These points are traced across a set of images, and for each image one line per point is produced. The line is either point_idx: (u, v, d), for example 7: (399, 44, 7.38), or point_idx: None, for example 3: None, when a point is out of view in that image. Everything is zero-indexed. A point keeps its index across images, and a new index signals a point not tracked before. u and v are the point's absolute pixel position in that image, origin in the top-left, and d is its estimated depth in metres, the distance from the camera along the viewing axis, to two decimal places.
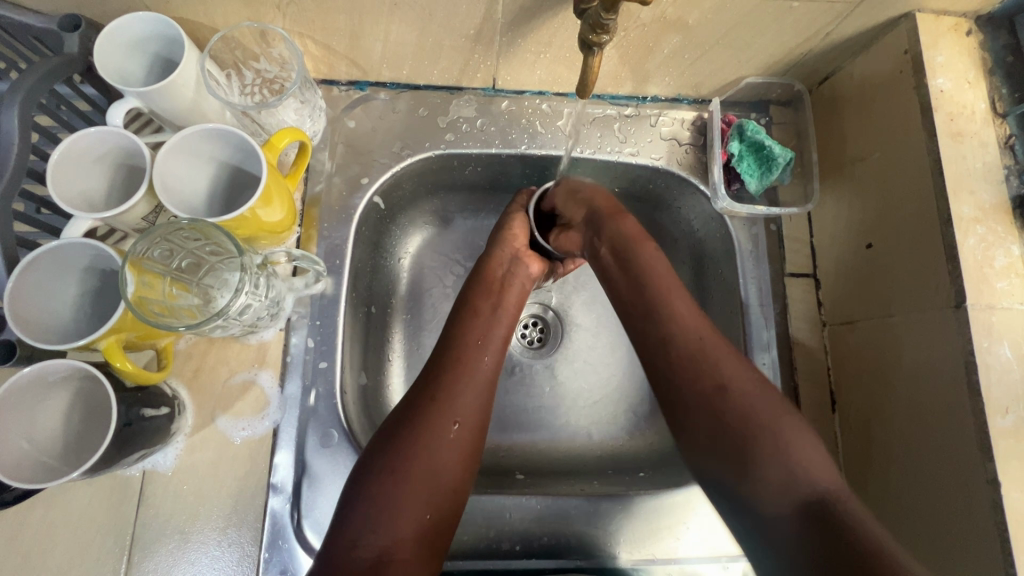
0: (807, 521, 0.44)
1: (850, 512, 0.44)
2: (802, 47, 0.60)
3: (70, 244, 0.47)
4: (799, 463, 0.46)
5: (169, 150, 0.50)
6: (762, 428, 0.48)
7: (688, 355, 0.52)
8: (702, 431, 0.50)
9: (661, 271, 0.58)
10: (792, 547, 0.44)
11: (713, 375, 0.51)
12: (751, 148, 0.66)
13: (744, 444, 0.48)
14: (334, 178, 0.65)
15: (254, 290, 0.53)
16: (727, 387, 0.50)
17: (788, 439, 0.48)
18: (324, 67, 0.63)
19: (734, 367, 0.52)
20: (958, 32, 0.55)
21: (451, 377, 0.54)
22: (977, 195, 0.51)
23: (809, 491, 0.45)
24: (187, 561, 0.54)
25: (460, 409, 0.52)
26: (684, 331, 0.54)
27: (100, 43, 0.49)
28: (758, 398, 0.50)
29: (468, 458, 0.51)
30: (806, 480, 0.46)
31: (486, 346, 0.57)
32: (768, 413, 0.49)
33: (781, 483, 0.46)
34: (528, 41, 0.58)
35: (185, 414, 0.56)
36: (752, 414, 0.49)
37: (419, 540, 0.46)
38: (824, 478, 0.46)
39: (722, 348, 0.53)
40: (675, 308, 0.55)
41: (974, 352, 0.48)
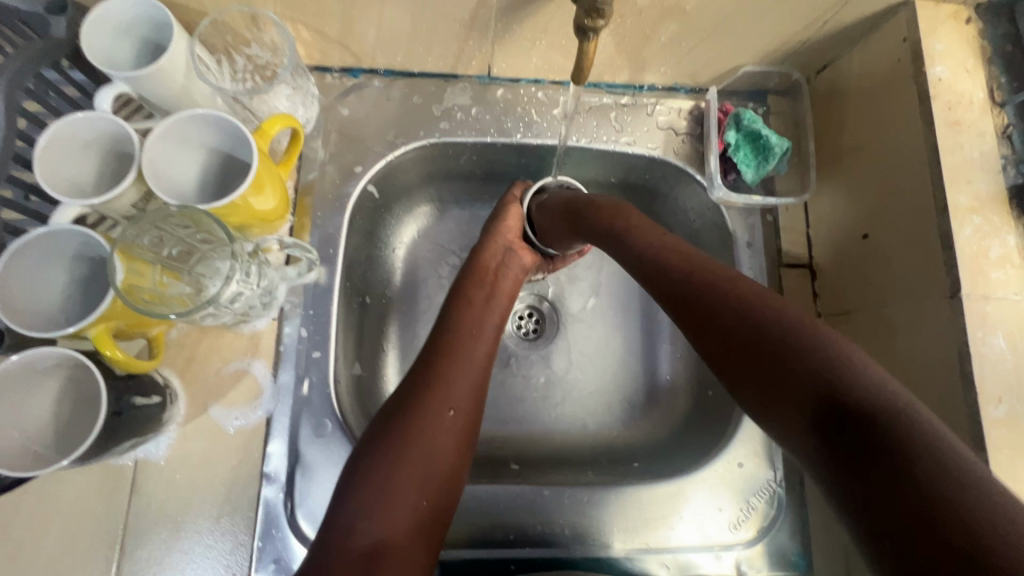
0: (833, 426, 0.36)
1: (902, 405, 0.34)
2: (800, 35, 0.59)
3: (58, 231, 0.46)
4: (830, 357, 0.38)
5: (158, 138, 0.49)
6: (772, 337, 0.42)
7: (689, 279, 0.48)
8: (722, 361, 0.45)
9: (644, 230, 0.55)
10: (825, 456, 0.36)
11: (717, 289, 0.46)
12: (747, 137, 0.66)
13: (762, 356, 0.41)
14: (327, 166, 0.65)
15: (245, 278, 0.52)
16: (732, 295, 0.45)
17: (804, 340, 0.40)
18: (316, 53, 0.62)
19: (736, 279, 0.47)
20: (958, 20, 0.54)
21: (446, 365, 0.54)
22: (974, 185, 0.51)
23: (833, 384, 0.37)
24: (180, 550, 0.54)
25: (455, 396, 0.52)
26: (679, 261, 0.50)
27: (87, 27, 0.49)
28: (766, 304, 0.44)
29: (464, 444, 0.51)
30: (836, 376, 0.37)
31: (480, 335, 0.57)
32: (781, 318, 0.42)
33: (798, 385, 0.39)
34: (524, 27, 0.57)
35: (178, 403, 0.56)
36: (765, 322, 0.42)
37: (417, 528, 0.46)
38: (854, 372, 0.37)
39: (717, 267, 0.48)
40: (672, 245, 0.52)
41: (967, 342, 0.48)
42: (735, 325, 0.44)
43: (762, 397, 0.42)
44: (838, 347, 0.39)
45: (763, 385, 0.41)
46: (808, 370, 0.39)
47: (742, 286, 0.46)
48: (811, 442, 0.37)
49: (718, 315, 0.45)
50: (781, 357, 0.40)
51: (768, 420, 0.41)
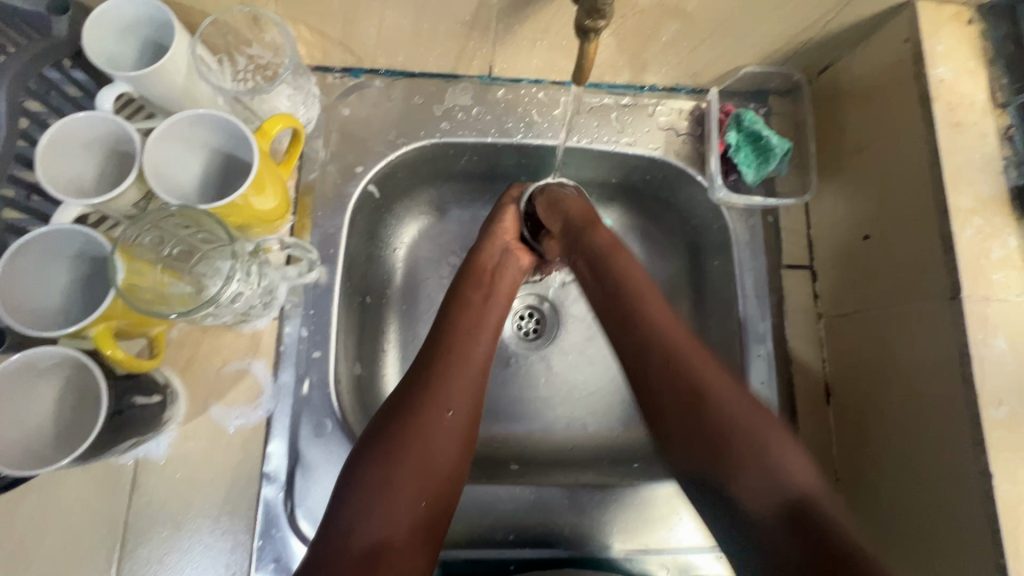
0: (787, 525, 0.44)
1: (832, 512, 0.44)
2: (801, 35, 0.59)
3: (60, 230, 0.46)
4: (780, 467, 0.46)
5: (158, 138, 0.49)
6: (737, 435, 0.47)
7: (667, 356, 0.52)
8: (680, 433, 0.49)
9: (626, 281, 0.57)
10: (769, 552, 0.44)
11: (688, 364, 0.51)
12: (748, 138, 0.65)
13: (723, 444, 0.48)
14: (328, 166, 0.65)
15: (246, 278, 0.52)
16: (701, 373, 0.50)
17: (770, 443, 0.47)
18: (318, 53, 0.62)
19: (706, 362, 0.51)
20: (960, 21, 0.54)
21: (444, 365, 0.54)
22: (975, 186, 0.51)
23: (789, 493, 0.45)
24: (181, 549, 0.54)
25: (453, 398, 0.52)
26: (653, 333, 0.53)
27: (89, 27, 0.49)
28: (731, 394, 0.49)
29: (464, 445, 0.51)
30: (786, 482, 0.45)
31: (478, 335, 0.57)
32: (749, 419, 0.48)
33: (761, 488, 0.45)
34: (525, 27, 0.57)
35: (178, 403, 0.56)
36: (732, 419, 0.48)
37: (416, 530, 0.46)
38: (800, 477, 0.45)
39: (689, 342, 0.52)
40: (653, 313, 0.55)
41: (968, 343, 0.47)
42: (705, 411, 0.49)
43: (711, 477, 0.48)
44: (785, 454, 0.47)
45: (726, 467, 0.47)
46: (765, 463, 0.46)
47: (709, 368, 0.50)
48: (760, 523, 0.45)
49: (690, 398, 0.49)
50: (745, 455, 0.47)
51: (713, 489, 0.48)
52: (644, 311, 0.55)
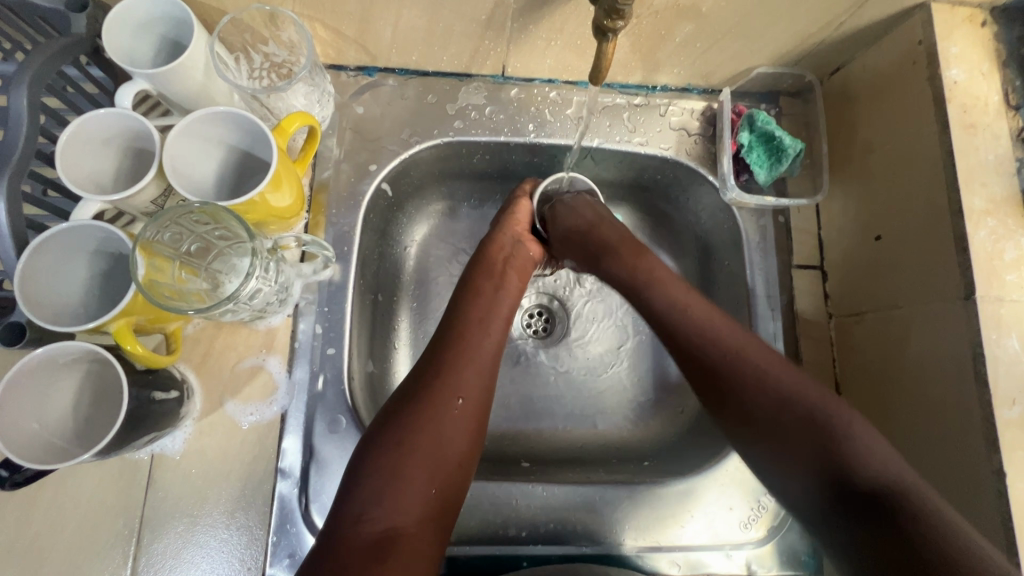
0: (868, 516, 0.43)
1: (920, 497, 0.42)
2: (815, 37, 0.60)
3: (78, 226, 0.47)
4: (858, 453, 0.45)
5: (178, 134, 0.50)
6: (809, 429, 0.47)
7: (724, 356, 0.52)
8: (744, 425, 0.50)
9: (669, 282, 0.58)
10: (854, 547, 0.43)
11: (739, 353, 0.51)
12: (760, 138, 0.66)
13: (795, 440, 0.47)
14: (341, 164, 0.65)
15: (264, 274, 0.53)
16: (772, 397, 0.49)
17: (847, 431, 0.46)
18: (332, 52, 0.63)
19: (765, 357, 0.51)
20: (973, 23, 0.54)
21: (455, 354, 0.54)
22: (989, 187, 0.51)
23: (875, 483, 0.44)
24: (196, 543, 0.54)
25: (464, 385, 0.52)
26: (713, 340, 0.53)
27: (110, 23, 0.49)
28: (799, 396, 0.48)
29: (474, 435, 0.51)
30: (868, 473, 0.44)
31: (488, 324, 0.58)
32: (817, 414, 0.47)
33: (829, 471, 0.46)
34: (540, 27, 0.57)
35: (194, 399, 0.56)
36: (799, 413, 0.48)
37: (426, 514, 0.46)
38: (881, 469, 0.44)
39: (743, 337, 0.52)
40: (697, 308, 0.55)
41: (981, 343, 0.48)
42: (770, 411, 0.49)
43: (791, 464, 0.47)
44: (865, 442, 0.46)
45: (795, 450, 0.47)
46: (841, 455, 0.45)
47: (776, 373, 0.50)
48: (841, 508, 0.45)
49: (753, 392, 0.50)
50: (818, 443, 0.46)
51: (774, 472, 0.49)
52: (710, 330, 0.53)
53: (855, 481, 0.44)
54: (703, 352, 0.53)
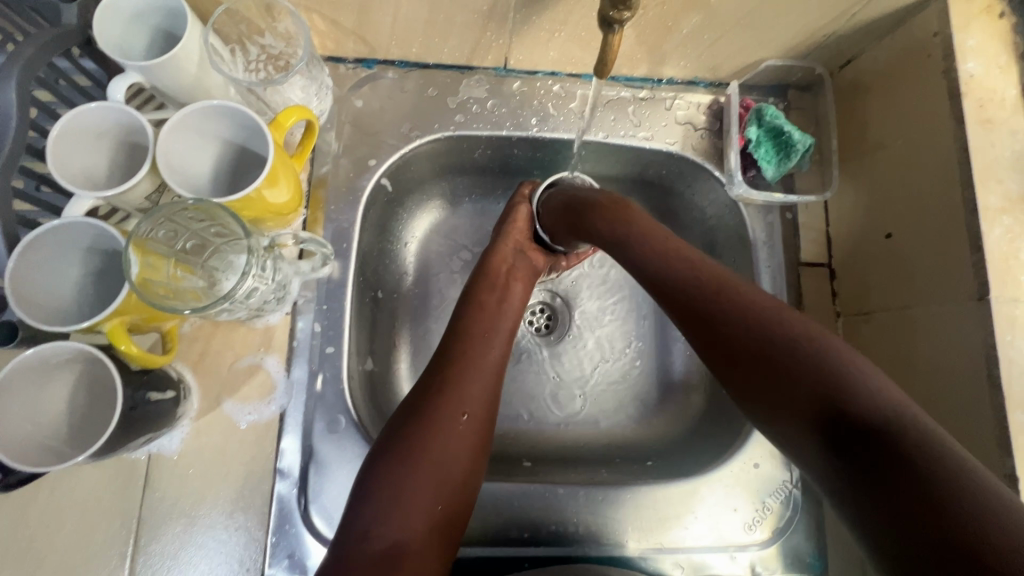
0: (858, 442, 0.37)
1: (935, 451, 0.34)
2: (826, 28, 0.58)
3: (70, 223, 0.45)
4: (841, 372, 0.40)
5: (172, 128, 0.48)
6: (792, 354, 0.42)
7: (700, 288, 0.49)
8: (734, 366, 0.45)
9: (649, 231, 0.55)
10: (842, 481, 0.37)
11: (715, 290, 0.48)
12: (769, 133, 0.64)
13: (774, 369, 0.42)
14: (340, 159, 0.64)
15: (260, 273, 0.51)
16: (750, 328, 0.45)
17: (831, 359, 0.41)
18: (330, 43, 0.61)
19: (758, 296, 0.47)
20: (990, 15, 0.52)
21: (459, 368, 0.53)
22: (1005, 184, 0.49)
23: (871, 415, 0.37)
24: (194, 544, 0.54)
25: (468, 401, 0.51)
26: (706, 278, 0.49)
27: (101, 13, 0.47)
28: (784, 327, 0.44)
29: (478, 449, 0.50)
30: (851, 395, 0.38)
31: (492, 339, 0.57)
32: (797, 335, 0.43)
33: (818, 404, 0.39)
34: (543, 18, 0.56)
35: (191, 398, 0.56)
36: (777, 342, 0.43)
37: (431, 531, 0.45)
38: (877, 403, 0.37)
39: (728, 279, 0.49)
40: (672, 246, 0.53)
41: (995, 345, 0.47)
42: (746, 342, 0.45)
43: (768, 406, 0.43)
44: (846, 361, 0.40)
45: (780, 399, 0.42)
46: (830, 384, 0.39)
47: (756, 303, 0.46)
48: (828, 438, 0.38)
49: (730, 321, 0.46)
50: (795, 373, 0.41)
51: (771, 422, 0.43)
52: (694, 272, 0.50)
53: (841, 410, 0.38)
54: (688, 290, 0.49)
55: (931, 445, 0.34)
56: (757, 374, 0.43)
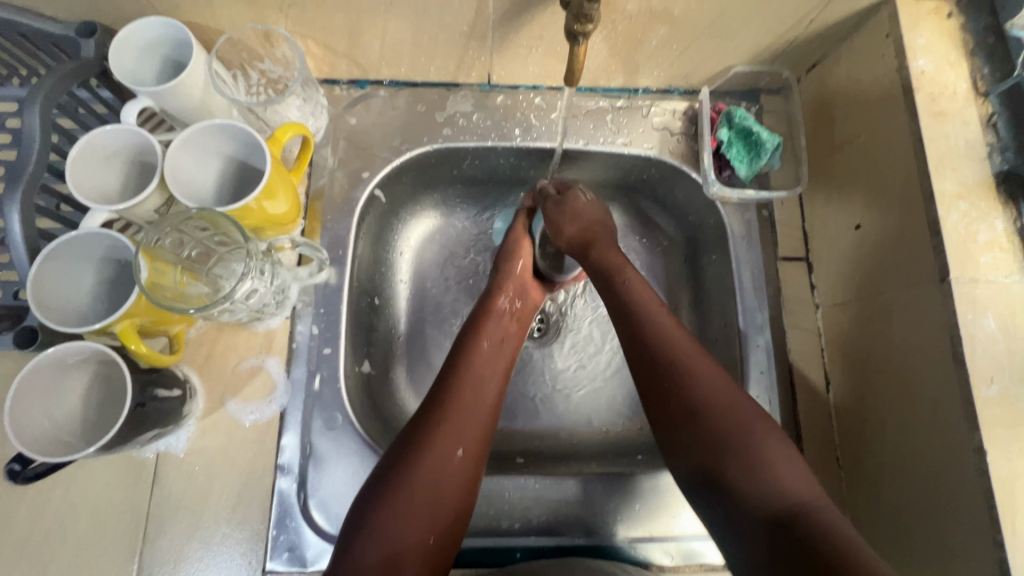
0: (774, 531, 0.44)
1: (821, 524, 0.43)
2: (787, 34, 0.62)
3: (85, 234, 0.49)
4: (769, 474, 0.47)
5: (179, 146, 0.53)
6: (731, 440, 0.49)
7: (642, 350, 0.56)
8: (673, 430, 0.52)
9: (637, 287, 0.60)
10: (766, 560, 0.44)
11: (664, 343, 0.56)
12: (739, 134, 0.67)
13: (714, 442, 0.50)
14: (336, 172, 0.68)
15: (259, 276, 0.55)
16: (699, 395, 0.52)
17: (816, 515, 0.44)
18: (325, 66, 0.66)
19: (788, 464, 0.48)
20: (939, 15, 0.56)
21: (456, 403, 0.55)
22: (959, 172, 0.52)
23: (778, 506, 0.45)
24: (199, 538, 0.56)
25: (465, 436, 0.53)
26: (654, 337, 0.56)
27: (115, 46, 0.52)
28: (735, 414, 0.50)
29: (472, 482, 0.52)
30: (777, 493, 0.46)
31: (492, 374, 0.59)
32: (728, 411, 0.51)
33: (752, 497, 0.47)
34: (519, 35, 0.60)
35: (197, 399, 0.59)
36: (703, 400, 0.52)
37: (423, 561, 0.48)
38: (790, 491, 0.46)
39: (682, 340, 0.56)
40: (644, 307, 0.59)
41: (958, 323, 0.48)
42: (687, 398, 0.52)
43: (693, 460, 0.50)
44: (779, 464, 0.48)
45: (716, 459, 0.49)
46: (744, 459, 0.48)
47: (705, 380, 0.53)
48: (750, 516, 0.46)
49: (680, 389, 0.53)
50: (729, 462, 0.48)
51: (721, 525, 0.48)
52: (734, 422, 0.50)
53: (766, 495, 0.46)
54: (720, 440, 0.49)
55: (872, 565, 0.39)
56: (697, 444, 0.50)
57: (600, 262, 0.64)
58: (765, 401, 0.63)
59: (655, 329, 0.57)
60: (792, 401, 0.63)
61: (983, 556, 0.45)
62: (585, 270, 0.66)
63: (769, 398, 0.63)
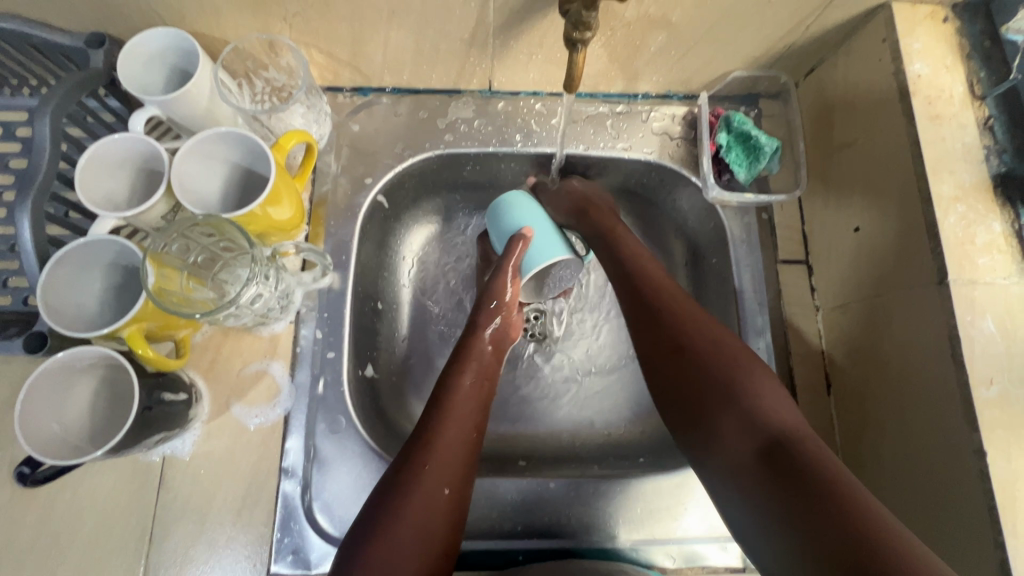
0: (762, 453, 0.46)
1: (809, 445, 0.45)
2: (785, 40, 0.62)
3: (94, 241, 0.50)
4: (759, 405, 0.49)
5: (185, 154, 0.54)
6: (724, 373, 0.52)
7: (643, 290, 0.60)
8: (668, 372, 0.55)
9: (631, 241, 0.65)
10: (757, 482, 0.45)
11: (659, 292, 0.59)
12: (738, 138, 0.68)
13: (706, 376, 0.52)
14: (339, 179, 0.69)
15: (264, 281, 0.56)
16: (692, 331, 0.55)
17: (806, 445, 0.45)
18: (329, 74, 0.67)
19: (772, 395, 0.50)
20: (935, 20, 0.56)
21: (440, 437, 0.53)
22: (956, 175, 0.52)
23: (768, 430, 0.47)
24: (205, 541, 0.57)
25: (451, 473, 0.51)
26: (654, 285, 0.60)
27: (123, 56, 0.54)
28: (725, 350, 0.53)
29: (456, 520, 0.50)
30: (764, 418, 0.48)
31: (474, 410, 0.57)
32: (720, 348, 0.53)
33: (742, 432, 0.48)
34: (519, 43, 0.61)
35: (202, 403, 0.60)
36: (696, 340, 0.54)
37: None
38: (782, 419, 0.48)
39: (674, 290, 0.60)
40: (640, 258, 0.63)
41: (957, 325, 0.48)
42: (682, 339, 0.55)
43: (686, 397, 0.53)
44: (766, 395, 0.50)
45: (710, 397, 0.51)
46: (734, 390, 0.50)
47: (699, 324, 0.56)
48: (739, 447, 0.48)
49: (677, 326, 0.56)
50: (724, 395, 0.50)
51: (713, 465, 0.50)
52: (725, 361, 0.52)
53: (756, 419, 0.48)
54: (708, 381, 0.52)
55: (857, 490, 0.41)
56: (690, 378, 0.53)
57: (598, 223, 0.67)
58: None
59: (653, 275, 0.61)
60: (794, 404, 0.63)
61: (984, 557, 0.45)
62: (584, 234, 0.68)
63: None
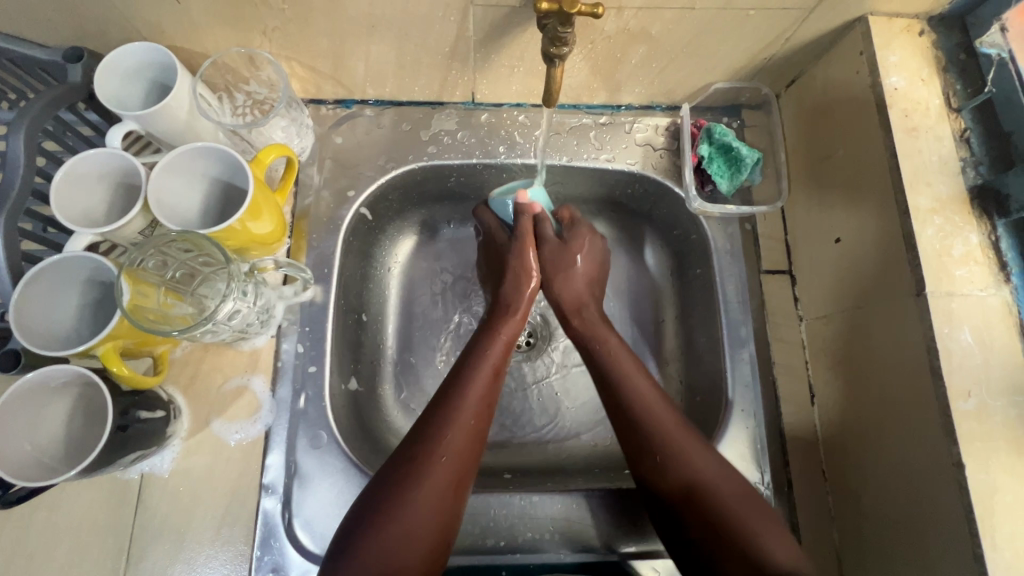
0: None
1: None
2: (765, 53, 0.63)
3: (70, 258, 0.50)
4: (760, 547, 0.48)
5: (163, 169, 0.53)
6: (720, 508, 0.50)
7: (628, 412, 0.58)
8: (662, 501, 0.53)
9: (620, 357, 0.61)
10: None
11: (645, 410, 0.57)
12: (720, 150, 0.68)
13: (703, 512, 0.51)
14: (322, 191, 0.69)
15: (242, 296, 0.56)
16: (682, 462, 0.54)
17: None
18: (311, 87, 0.67)
19: (771, 535, 0.48)
20: (911, 33, 0.57)
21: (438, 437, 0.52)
22: (934, 187, 0.53)
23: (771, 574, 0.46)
24: (183, 560, 0.56)
25: (445, 476, 0.51)
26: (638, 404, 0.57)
27: (100, 71, 0.53)
28: (722, 482, 0.52)
29: (446, 523, 0.50)
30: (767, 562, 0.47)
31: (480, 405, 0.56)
32: (714, 479, 0.52)
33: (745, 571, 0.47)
34: (501, 56, 0.61)
35: (181, 419, 0.59)
36: (689, 471, 0.53)
37: None
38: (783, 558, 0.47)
39: (663, 407, 0.57)
40: (625, 372, 0.60)
41: (935, 337, 0.49)
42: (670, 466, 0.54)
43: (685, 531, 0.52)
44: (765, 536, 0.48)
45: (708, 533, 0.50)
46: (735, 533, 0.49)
47: (691, 452, 0.54)
48: None
49: (664, 450, 0.54)
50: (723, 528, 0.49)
51: None
52: (720, 497, 0.51)
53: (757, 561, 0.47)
54: (715, 527, 0.50)
55: None
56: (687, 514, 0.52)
57: (583, 331, 0.65)
58: (750, 414, 0.63)
59: (638, 390, 0.59)
60: (777, 414, 0.63)
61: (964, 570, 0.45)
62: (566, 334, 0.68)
63: (754, 411, 0.63)
